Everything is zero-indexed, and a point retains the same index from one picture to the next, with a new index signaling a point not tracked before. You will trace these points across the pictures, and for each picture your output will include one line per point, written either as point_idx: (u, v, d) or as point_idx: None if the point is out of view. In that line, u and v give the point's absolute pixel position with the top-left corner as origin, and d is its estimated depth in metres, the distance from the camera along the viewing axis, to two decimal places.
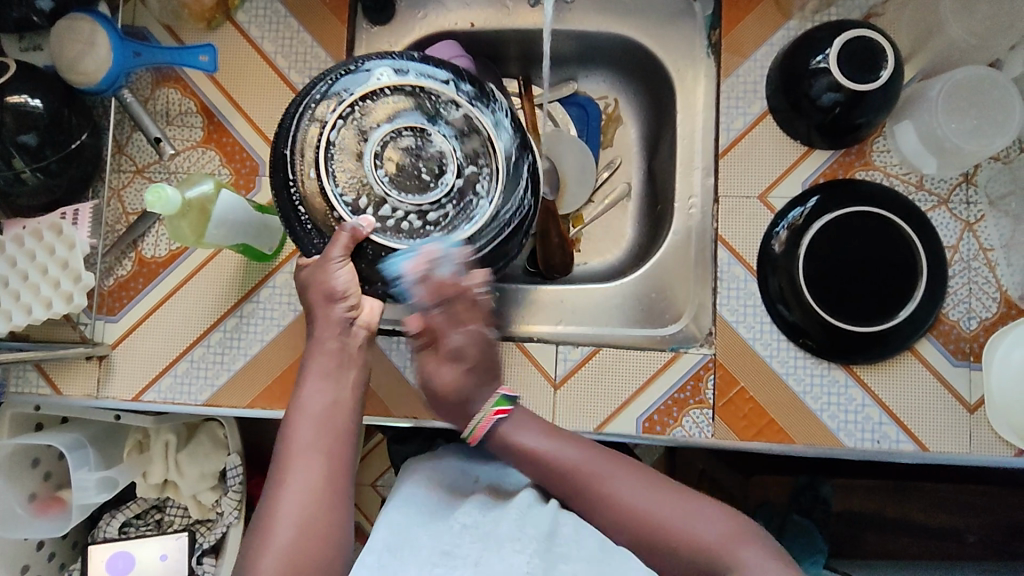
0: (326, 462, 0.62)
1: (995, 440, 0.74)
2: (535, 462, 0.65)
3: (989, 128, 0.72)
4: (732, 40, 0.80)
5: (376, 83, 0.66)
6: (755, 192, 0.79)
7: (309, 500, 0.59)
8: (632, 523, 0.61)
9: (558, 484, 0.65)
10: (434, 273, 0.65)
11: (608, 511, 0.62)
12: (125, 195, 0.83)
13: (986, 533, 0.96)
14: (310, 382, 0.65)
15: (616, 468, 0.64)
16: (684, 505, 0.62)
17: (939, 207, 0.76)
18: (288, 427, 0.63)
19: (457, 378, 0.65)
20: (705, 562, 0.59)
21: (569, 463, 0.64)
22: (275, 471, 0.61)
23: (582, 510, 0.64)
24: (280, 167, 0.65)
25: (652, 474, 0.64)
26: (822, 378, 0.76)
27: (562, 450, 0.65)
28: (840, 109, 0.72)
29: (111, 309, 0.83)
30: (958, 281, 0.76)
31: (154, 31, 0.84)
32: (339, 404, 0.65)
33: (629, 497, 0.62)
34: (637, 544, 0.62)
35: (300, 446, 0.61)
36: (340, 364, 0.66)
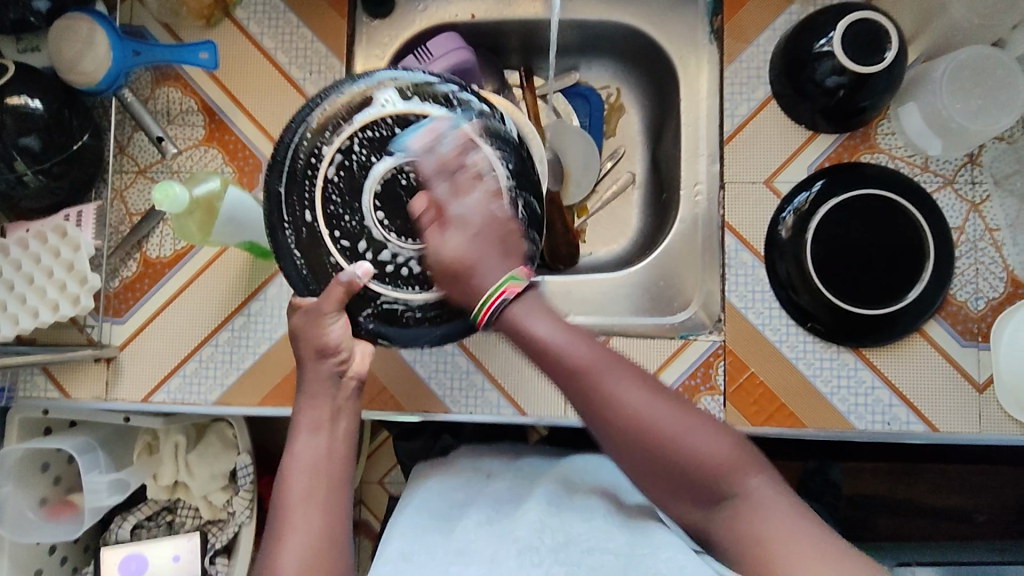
0: (322, 518, 0.61)
1: (1004, 419, 0.75)
2: (545, 352, 0.59)
3: (994, 108, 0.72)
4: (734, 26, 0.80)
5: (378, 111, 0.63)
6: (760, 177, 0.79)
7: (305, 559, 0.58)
8: (641, 436, 0.57)
9: (566, 381, 0.59)
10: (444, 147, 0.62)
11: (617, 417, 0.57)
12: (128, 195, 0.83)
13: (995, 512, 0.97)
14: (302, 434, 0.64)
15: (629, 371, 0.59)
16: (695, 421, 0.58)
17: (945, 188, 0.77)
18: (281, 484, 0.62)
19: (467, 245, 0.61)
20: (708, 484, 0.57)
21: (584, 354, 0.58)
22: (271, 530, 0.60)
23: (586, 413, 0.58)
24: (276, 205, 0.64)
25: (663, 386, 0.60)
26: (831, 361, 0.76)
27: (578, 341, 0.59)
28: (844, 92, 0.72)
29: (117, 311, 0.82)
30: (965, 263, 0.76)
31: (152, 29, 0.84)
32: (334, 452, 0.64)
33: (643, 406, 0.57)
34: (636, 457, 0.57)
35: (296, 500, 0.61)
36: (332, 414, 0.65)
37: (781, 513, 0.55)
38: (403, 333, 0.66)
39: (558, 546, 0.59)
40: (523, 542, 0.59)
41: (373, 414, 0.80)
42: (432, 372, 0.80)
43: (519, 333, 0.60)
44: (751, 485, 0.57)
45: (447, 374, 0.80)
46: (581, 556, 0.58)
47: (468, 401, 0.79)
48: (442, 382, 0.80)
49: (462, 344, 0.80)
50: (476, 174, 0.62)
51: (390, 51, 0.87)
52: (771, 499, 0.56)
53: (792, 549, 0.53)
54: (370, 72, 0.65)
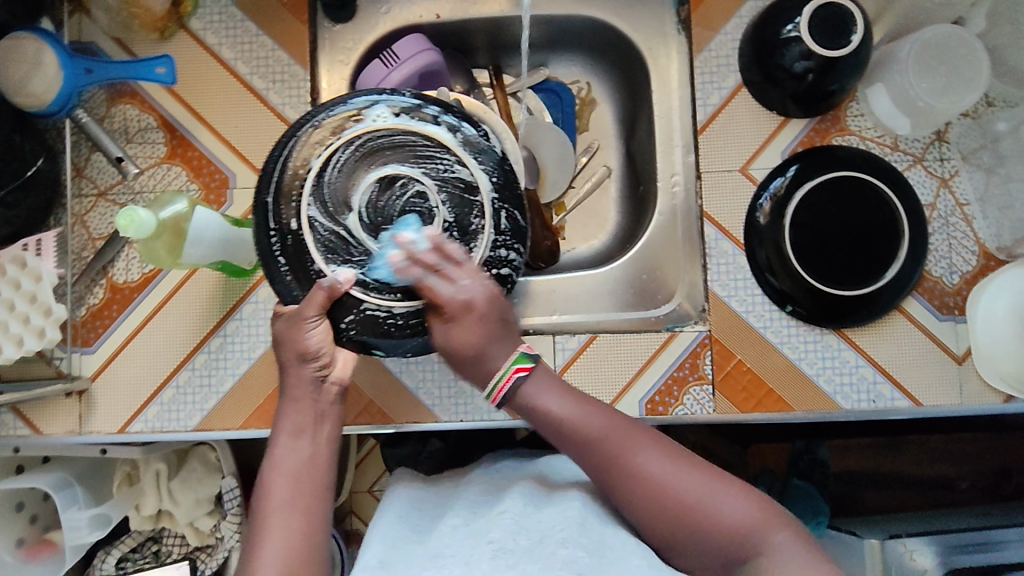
0: (302, 524, 0.59)
1: (984, 389, 0.76)
2: (559, 423, 0.62)
3: (959, 85, 0.73)
4: (700, 15, 0.80)
5: (368, 124, 0.63)
6: (736, 165, 0.79)
7: (284, 565, 0.56)
8: (658, 496, 0.59)
9: (581, 452, 0.62)
10: (414, 250, 0.61)
11: (633, 485, 0.60)
12: (89, 220, 0.80)
13: (977, 479, 0.99)
14: (283, 439, 0.62)
15: (645, 438, 0.62)
16: (711, 481, 0.60)
17: (915, 165, 0.78)
18: (263, 488, 0.60)
19: (474, 333, 0.62)
20: (733, 545, 0.57)
21: (597, 423, 0.62)
22: (250, 534, 0.59)
23: (602, 480, 0.61)
24: (262, 213, 0.63)
25: (680, 448, 0.62)
26: (815, 344, 0.77)
27: (591, 411, 0.63)
28: (813, 76, 0.73)
29: (85, 340, 0.79)
30: (938, 238, 0.78)
31: (103, 45, 0.80)
32: (315, 460, 0.62)
33: (658, 470, 0.60)
34: (657, 521, 0.59)
35: (276, 504, 0.59)
36: (315, 418, 0.64)
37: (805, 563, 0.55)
38: (385, 341, 0.63)
39: (532, 547, 0.58)
40: (499, 543, 0.58)
41: (361, 429, 0.78)
42: (419, 381, 0.79)
43: (530, 410, 0.64)
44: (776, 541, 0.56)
45: (435, 383, 0.79)
46: (554, 550, 0.56)
47: (457, 408, 0.78)
48: (430, 391, 0.78)
49: None
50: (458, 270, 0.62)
51: (354, 56, 0.85)
52: (795, 553, 0.55)
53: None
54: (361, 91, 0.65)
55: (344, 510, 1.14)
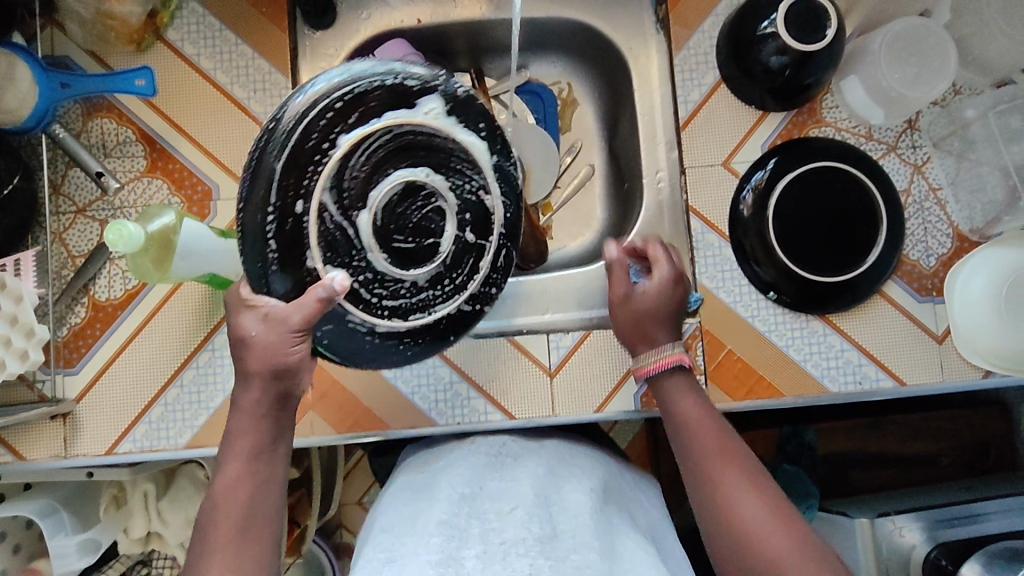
0: (248, 551, 0.57)
1: (963, 366, 0.79)
2: (680, 434, 0.65)
3: (929, 74, 0.75)
4: (678, 14, 0.82)
5: (410, 116, 0.59)
6: (718, 159, 0.81)
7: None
8: (738, 531, 0.57)
9: (688, 460, 0.63)
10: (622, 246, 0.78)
11: (720, 508, 0.59)
12: (68, 238, 0.78)
13: (958, 455, 1.01)
14: (236, 461, 0.59)
15: (758, 481, 0.60)
16: (801, 545, 0.55)
17: (889, 154, 0.80)
18: (207, 515, 0.58)
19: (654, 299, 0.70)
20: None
21: (715, 451, 0.62)
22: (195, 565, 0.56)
23: (697, 493, 0.61)
24: (263, 185, 0.57)
25: (791, 512, 0.57)
26: (802, 330, 0.79)
27: (715, 433, 0.63)
28: (790, 70, 0.75)
29: (68, 361, 0.77)
30: (914, 223, 0.80)
31: (78, 59, 0.79)
32: (268, 482, 0.60)
33: (750, 513, 0.57)
34: (729, 562, 0.57)
35: (227, 534, 0.56)
36: (265, 435, 0.60)
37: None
38: (359, 353, 0.62)
39: (543, 540, 0.57)
40: (510, 541, 0.57)
41: (357, 437, 0.78)
42: (414, 387, 0.78)
43: (665, 404, 0.67)
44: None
45: (430, 388, 0.78)
46: (565, 554, 0.55)
47: (454, 412, 0.78)
48: (427, 396, 0.78)
49: (444, 355, 0.79)
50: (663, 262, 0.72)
51: (336, 62, 0.85)
52: None
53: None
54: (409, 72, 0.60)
55: (334, 523, 1.14)
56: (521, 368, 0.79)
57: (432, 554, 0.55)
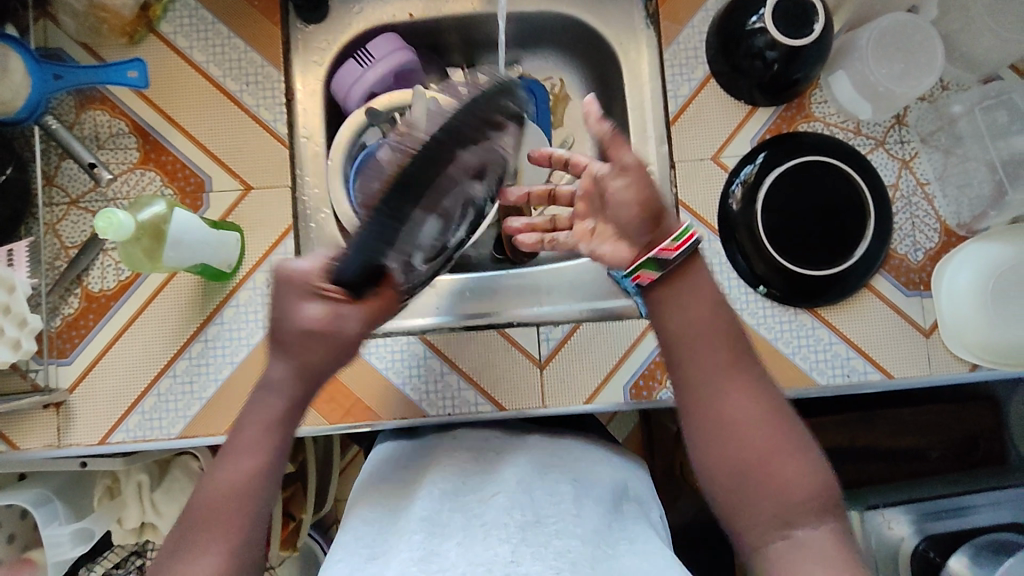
0: (240, 541, 0.56)
1: (951, 360, 0.79)
2: (681, 332, 0.61)
3: (915, 70, 0.76)
4: (668, 9, 0.82)
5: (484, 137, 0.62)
6: (707, 154, 0.81)
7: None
8: (734, 431, 0.58)
9: (685, 357, 0.61)
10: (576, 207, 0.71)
11: (717, 407, 0.59)
12: (61, 229, 0.79)
13: (949, 450, 1.00)
14: (237, 454, 0.57)
15: (755, 381, 0.60)
16: (791, 443, 0.57)
17: (877, 148, 0.81)
18: (211, 489, 0.56)
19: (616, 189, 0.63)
20: (774, 515, 0.55)
21: (717, 352, 0.60)
22: (173, 554, 0.55)
23: (691, 392, 0.60)
24: (412, 195, 0.53)
25: (781, 411, 0.59)
26: (790, 323, 0.79)
27: (718, 334, 0.61)
28: (778, 65, 0.75)
29: (62, 351, 0.78)
30: (902, 218, 0.80)
31: (71, 51, 0.79)
32: (264, 482, 0.57)
33: (746, 413, 0.58)
34: (718, 457, 0.58)
35: (209, 529, 0.55)
36: (287, 418, 0.59)
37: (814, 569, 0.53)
38: None
39: (526, 526, 0.58)
40: (492, 524, 0.58)
41: (348, 428, 0.78)
42: (406, 377, 0.79)
43: (664, 301, 0.62)
44: (803, 534, 0.55)
45: (421, 379, 0.79)
46: (547, 539, 0.57)
47: (444, 403, 0.79)
48: (417, 387, 0.79)
49: (435, 346, 0.79)
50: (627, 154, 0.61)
51: (329, 56, 0.85)
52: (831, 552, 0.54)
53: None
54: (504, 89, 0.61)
55: (329, 518, 1.14)
56: (511, 359, 0.79)
57: (413, 551, 0.56)
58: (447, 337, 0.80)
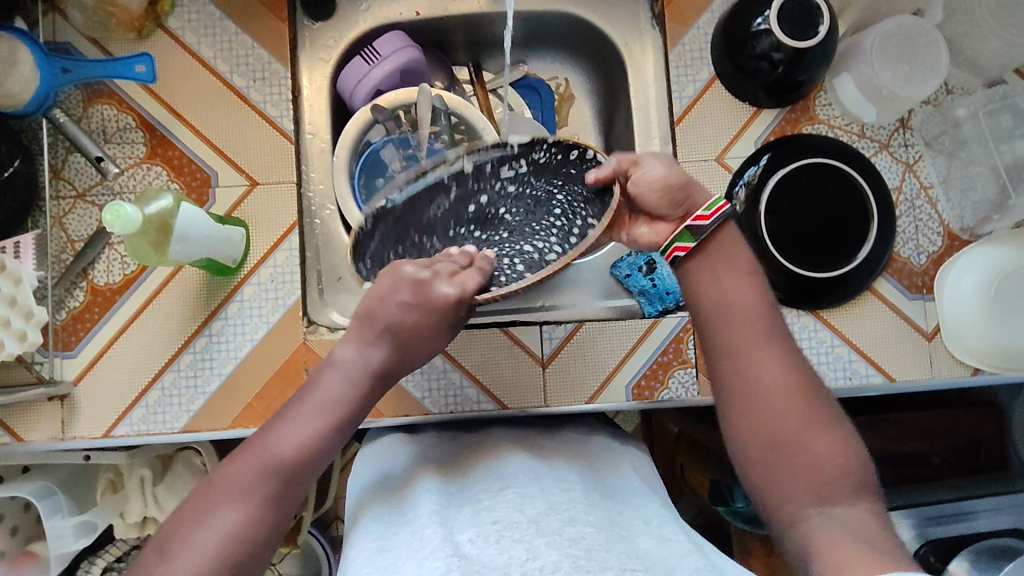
0: (263, 509, 0.53)
1: (952, 363, 0.80)
2: (722, 305, 0.63)
3: (920, 73, 0.76)
4: (674, 10, 0.82)
5: (531, 171, 0.76)
6: (711, 155, 0.81)
7: (223, 547, 0.51)
8: (767, 401, 0.58)
9: (719, 330, 0.62)
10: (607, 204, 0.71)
11: (750, 377, 0.59)
12: (67, 222, 0.79)
13: (949, 454, 0.99)
14: (292, 418, 0.58)
15: (792, 358, 0.60)
16: (823, 419, 0.58)
17: (881, 152, 0.81)
18: (254, 449, 0.56)
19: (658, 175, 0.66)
20: (809, 490, 0.55)
21: (750, 324, 0.62)
22: (199, 501, 0.53)
23: (724, 362, 0.61)
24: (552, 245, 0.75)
25: (817, 390, 0.59)
26: (793, 325, 0.79)
27: (757, 311, 0.62)
28: (783, 67, 0.76)
29: (67, 344, 0.78)
30: (905, 221, 0.81)
31: (79, 45, 0.80)
32: (312, 452, 0.56)
33: (779, 384, 0.59)
34: (753, 431, 0.58)
35: (244, 484, 0.53)
36: (350, 398, 0.59)
37: (849, 540, 0.51)
38: None
39: (536, 517, 0.57)
40: (503, 523, 0.56)
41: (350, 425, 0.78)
42: (408, 374, 0.79)
43: (701, 273, 0.64)
44: (840, 511, 0.53)
45: (424, 376, 0.79)
46: (561, 526, 0.55)
47: (447, 400, 0.79)
48: (420, 384, 0.79)
49: None
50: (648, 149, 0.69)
51: (335, 53, 0.85)
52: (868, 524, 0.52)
53: (835, 558, 0.50)
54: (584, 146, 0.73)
55: (330, 516, 1.14)
56: (514, 357, 0.79)
57: (426, 544, 0.55)
58: None
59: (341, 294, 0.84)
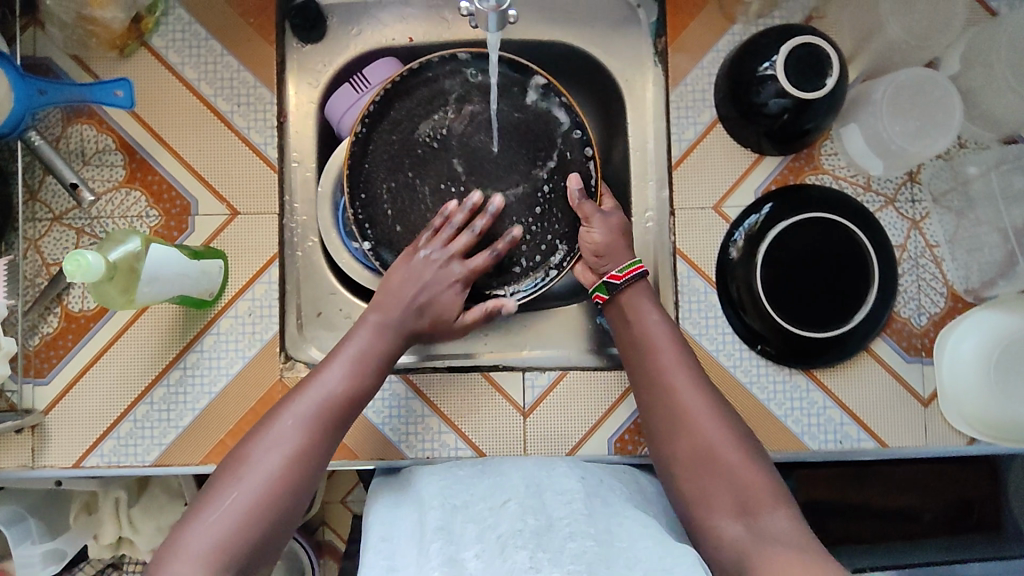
0: (307, 441, 0.63)
1: (946, 430, 0.77)
2: (638, 335, 0.70)
3: (932, 128, 0.72)
4: (678, 48, 0.79)
5: (542, 136, 0.80)
6: (709, 202, 0.78)
7: (275, 473, 0.60)
8: (686, 423, 0.65)
9: (640, 360, 0.70)
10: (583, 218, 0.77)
11: (671, 401, 0.67)
12: (43, 245, 0.77)
13: (941, 511, 0.97)
14: (332, 365, 0.68)
15: (701, 384, 0.67)
16: (738, 438, 0.65)
17: (887, 207, 0.78)
18: (294, 403, 0.65)
19: (603, 233, 0.75)
20: (730, 501, 0.61)
21: (670, 353, 0.69)
22: (256, 429, 0.64)
23: (648, 386, 0.69)
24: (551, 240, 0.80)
25: (729, 411, 0.67)
26: (784, 384, 0.77)
27: (670, 339, 0.70)
28: (788, 115, 0.71)
29: (39, 371, 0.77)
30: (908, 280, 0.77)
31: (59, 62, 0.77)
32: (352, 396, 0.67)
33: (697, 407, 0.66)
34: (682, 447, 0.65)
35: (291, 420, 0.63)
36: (373, 363, 0.69)
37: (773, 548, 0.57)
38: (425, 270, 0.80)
39: (539, 531, 0.60)
40: (506, 534, 0.60)
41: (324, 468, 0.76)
42: (385, 418, 0.77)
43: (633, 310, 0.72)
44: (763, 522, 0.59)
45: (402, 420, 0.77)
46: (562, 542, 0.58)
47: (423, 445, 0.77)
48: (397, 428, 0.77)
49: (417, 388, 0.78)
50: (612, 203, 0.78)
51: (323, 78, 0.82)
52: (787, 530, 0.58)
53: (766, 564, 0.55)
54: (584, 129, 0.79)
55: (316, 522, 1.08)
56: (493, 404, 0.77)
57: (432, 560, 0.58)
58: (431, 378, 0.78)
59: (320, 329, 0.82)
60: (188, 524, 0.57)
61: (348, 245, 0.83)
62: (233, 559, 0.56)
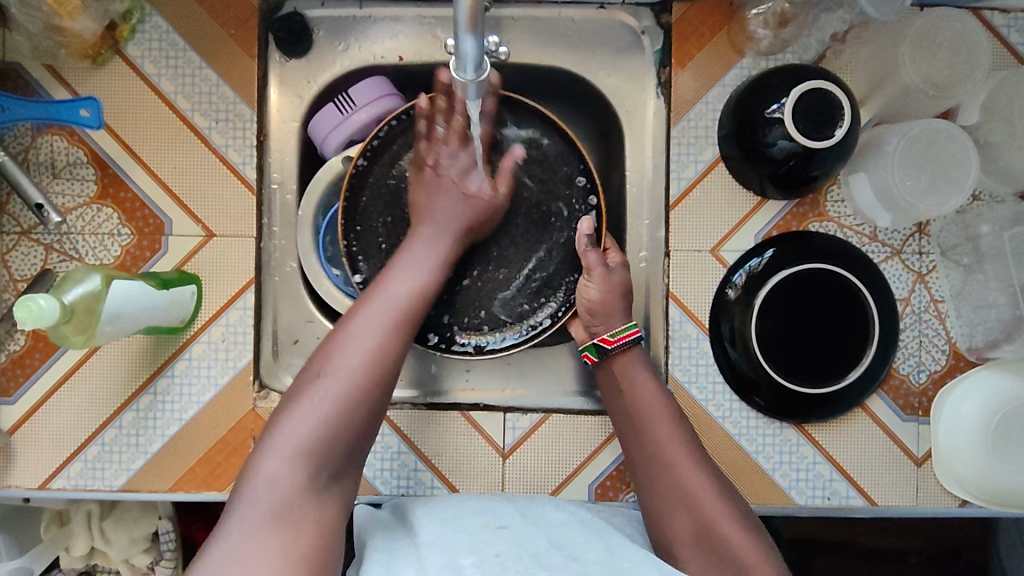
0: (387, 338, 0.60)
1: (940, 492, 0.74)
2: (632, 408, 0.68)
3: (944, 184, 0.68)
4: (683, 81, 0.74)
5: (551, 184, 0.78)
6: (706, 245, 0.75)
7: (361, 367, 0.58)
8: (683, 496, 0.62)
9: (635, 429, 0.67)
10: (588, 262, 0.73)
11: (668, 472, 0.64)
12: (10, 260, 0.74)
13: (928, 555, 0.96)
14: (397, 273, 0.65)
15: (698, 456, 0.64)
16: (738, 513, 0.61)
17: (892, 258, 0.74)
18: (364, 310, 0.61)
19: (602, 291, 0.72)
20: None
21: (664, 423, 0.66)
22: (329, 335, 0.61)
23: (644, 455, 0.66)
24: (556, 286, 0.79)
25: (726, 483, 0.63)
26: (774, 437, 0.74)
27: (666, 410, 0.67)
28: (795, 161, 0.67)
29: (5, 390, 0.74)
30: (909, 335, 0.74)
31: (29, 68, 0.73)
32: (423, 294, 0.65)
33: (695, 480, 0.63)
34: (681, 524, 0.62)
35: (366, 318, 0.61)
36: (435, 267, 0.67)
37: None
38: None
39: (538, 553, 0.57)
40: (505, 555, 0.56)
41: None
42: None
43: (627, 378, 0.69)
44: None
45: (376, 455, 0.75)
46: (563, 561, 0.56)
47: (398, 482, 0.75)
48: (371, 463, 0.75)
49: (395, 423, 0.75)
50: (620, 257, 0.74)
51: (309, 95, 0.79)
52: None
53: None
54: (589, 177, 0.77)
55: None
56: (472, 443, 0.75)
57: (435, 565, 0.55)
58: (409, 413, 0.75)
59: (296, 358, 0.79)
60: (280, 424, 0.56)
61: (328, 272, 0.81)
62: (328, 453, 0.55)
